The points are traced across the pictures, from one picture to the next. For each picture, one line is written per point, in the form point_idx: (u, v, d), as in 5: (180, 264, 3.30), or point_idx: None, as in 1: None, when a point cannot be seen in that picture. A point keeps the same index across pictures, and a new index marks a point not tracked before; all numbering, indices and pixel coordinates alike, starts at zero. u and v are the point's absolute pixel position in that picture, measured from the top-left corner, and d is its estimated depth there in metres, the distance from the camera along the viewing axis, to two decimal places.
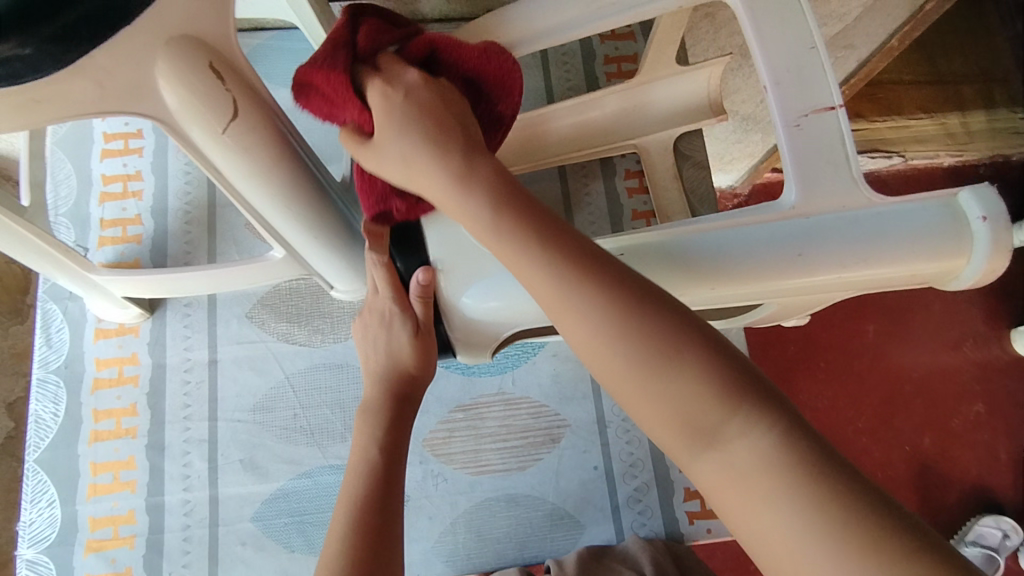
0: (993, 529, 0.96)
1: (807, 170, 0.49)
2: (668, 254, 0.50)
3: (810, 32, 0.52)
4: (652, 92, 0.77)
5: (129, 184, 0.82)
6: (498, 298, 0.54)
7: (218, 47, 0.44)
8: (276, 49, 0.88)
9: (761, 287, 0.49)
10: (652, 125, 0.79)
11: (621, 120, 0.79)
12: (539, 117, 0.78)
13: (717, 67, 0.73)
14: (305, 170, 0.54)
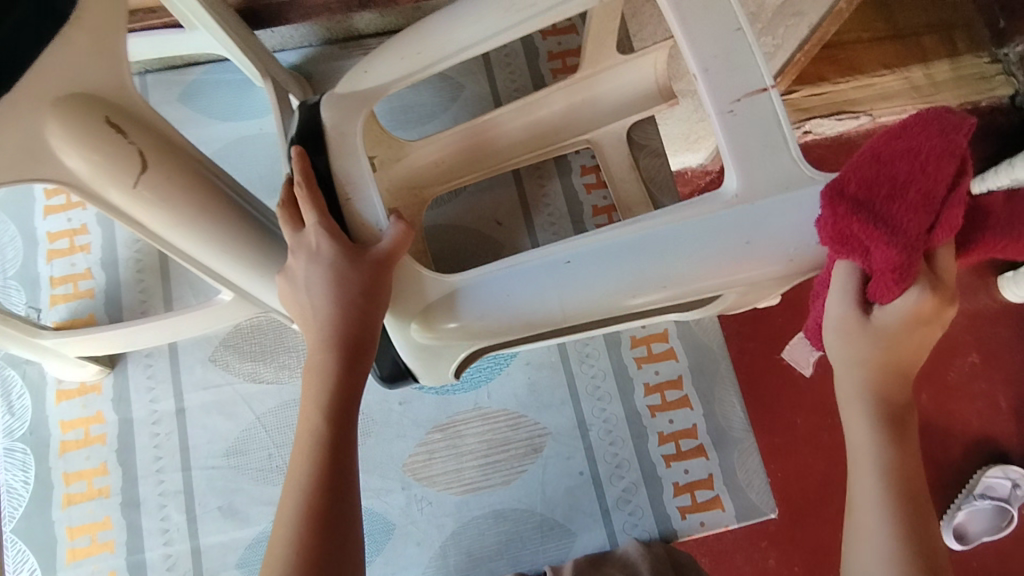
0: (1002, 479, 0.91)
1: (747, 158, 0.48)
2: (621, 257, 0.50)
3: (733, 13, 0.50)
4: (600, 85, 0.74)
5: (76, 239, 0.80)
6: (460, 315, 0.55)
7: (113, 101, 0.44)
8: (212, 83, 0.85)
9: (713, 280, 0.51)
10: (600, 118, 0.76)
11: (571, 119, 0.76)
12: (484, 123, 0.75)
13: (661, 53, 0.71)
14: (234, 210, 0.53)
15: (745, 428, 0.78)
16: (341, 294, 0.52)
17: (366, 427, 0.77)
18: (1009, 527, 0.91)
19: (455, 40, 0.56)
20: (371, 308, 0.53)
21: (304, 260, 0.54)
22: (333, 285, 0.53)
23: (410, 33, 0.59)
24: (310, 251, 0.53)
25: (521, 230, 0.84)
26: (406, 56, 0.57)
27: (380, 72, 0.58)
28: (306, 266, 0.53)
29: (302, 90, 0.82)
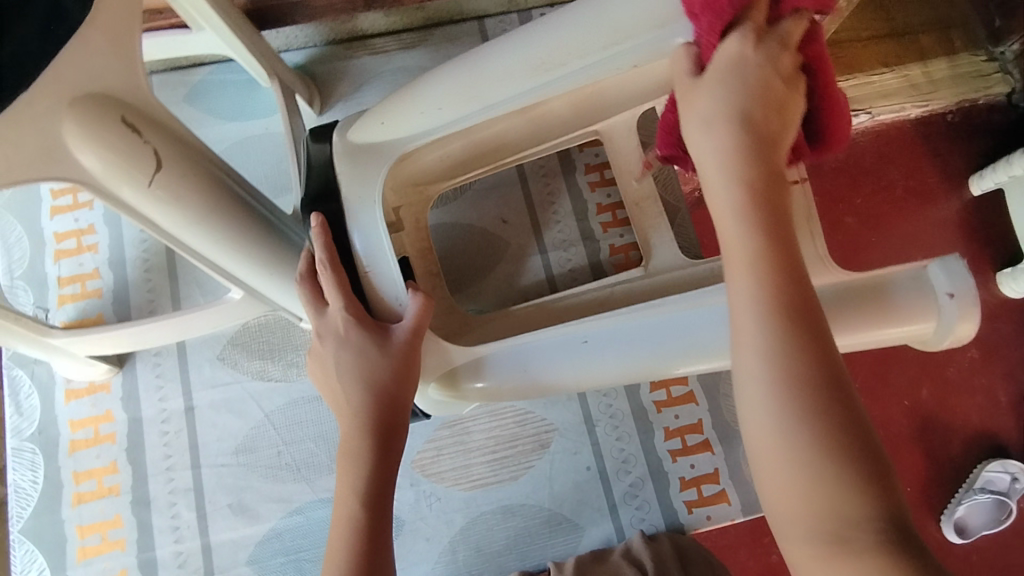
0: (1001, 473, 0.91)
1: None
2: (637, 338, 0.57)
3: None
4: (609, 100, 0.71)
5: (83, 238, 0.81)
6: (488, 376, 0.60)
7: (128, 100, 0.45)
8: (218, 83, 0.86)
9: (722, 359, 0.57)
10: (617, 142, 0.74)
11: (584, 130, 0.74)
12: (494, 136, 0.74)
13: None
14: (245, 208, 0.53)
15: None
16: (370, 374, 0.55)
17: None
18: (1009, 520, 0.91)
19: (474, 97, 0.56)
20: (396, 388, 0.56)
21: (332, 343, 0.57)
22: (358, 367, 0.55)
23: (425, 81, 0.58)
24: (337, 335, 0.56)
25: (526, 228, 0.84)
26: (426, 111, 0.57)
27: (399, 124, 0.58)
28: (335, 348, 0.57)
29: (308, 90, 0.83)
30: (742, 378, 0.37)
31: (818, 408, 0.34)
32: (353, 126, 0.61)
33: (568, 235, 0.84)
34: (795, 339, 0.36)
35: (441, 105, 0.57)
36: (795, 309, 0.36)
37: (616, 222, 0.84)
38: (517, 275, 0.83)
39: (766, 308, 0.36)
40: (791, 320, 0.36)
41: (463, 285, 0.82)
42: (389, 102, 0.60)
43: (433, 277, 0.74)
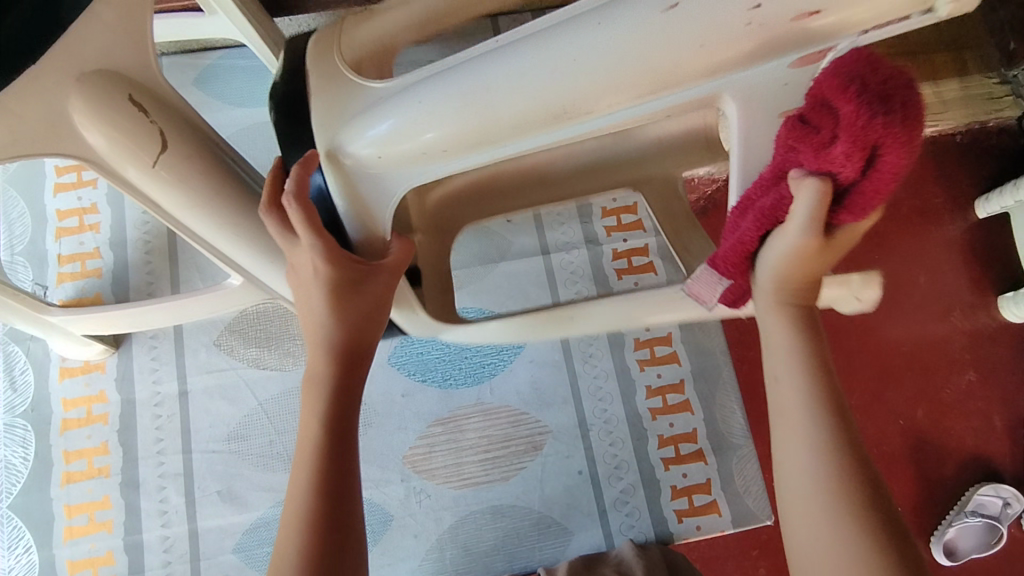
0: (993, 497, 0.91)
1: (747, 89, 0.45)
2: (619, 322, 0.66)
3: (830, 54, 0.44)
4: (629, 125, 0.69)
5: (86, 217, 0.80)
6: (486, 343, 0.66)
7: (136, 78, 0.44)
8: (227, 68, 0.86)
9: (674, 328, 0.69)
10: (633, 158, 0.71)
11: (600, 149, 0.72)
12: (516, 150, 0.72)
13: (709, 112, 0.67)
14: (252, 196, 0.53)
15: (745, 434, 0.78)
16: (339, 312, 0.54)
17: (367, 417, 0.77)
18: (998, 544, 0.90)
19: (481, 141, 0.47)
20: (360, 334, 0.56)
21: (304, 280, 0.54)
22: (328, 305, 0.53)
23: (414, 97, 0.47)
24: (311, 273, 0.53)
25: (529, 229, 0.84)
26: (427, 149, 0.48)
27: (394, 157, 0.48)
28: (306, 286, 0.54)
29: None
30: (790, 471, 0.43)
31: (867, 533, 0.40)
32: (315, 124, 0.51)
33: (572, 238, 0.84)
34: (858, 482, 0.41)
35: (446, 142, 0.47)
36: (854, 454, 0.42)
37: (619, 227, 0.83)
38: (517, 274, 0.82)
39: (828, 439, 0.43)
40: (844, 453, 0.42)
41: (464, 281, 0.82)
42: (385, 101, 0.48)
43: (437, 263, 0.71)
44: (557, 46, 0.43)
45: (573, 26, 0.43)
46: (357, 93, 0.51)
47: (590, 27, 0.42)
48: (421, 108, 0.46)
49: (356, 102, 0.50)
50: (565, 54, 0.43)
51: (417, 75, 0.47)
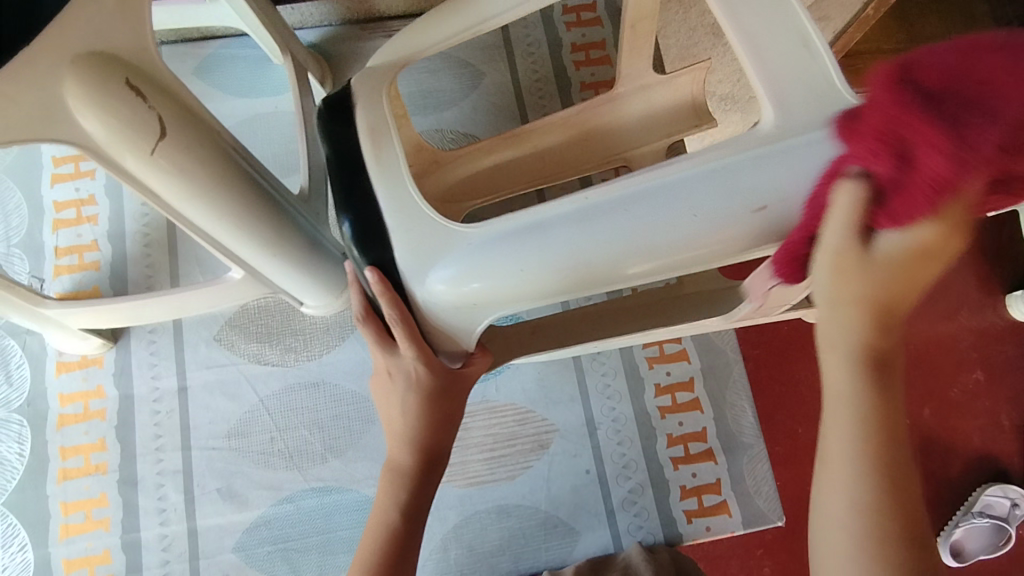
0: (1001, 497, 0.89)
1: (783, 88, 0.45)
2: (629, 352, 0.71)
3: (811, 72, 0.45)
4: (638, 100, 0.70)
5: (83, 209, 0.79)
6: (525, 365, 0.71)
7: (134, 61, 0.43)
8: (229, 57, 0.84)
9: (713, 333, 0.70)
10: (644, 134, 0.71)
11: (611, 133, 0.71)
12: (525, 133, 0.71)
13: (698, 73, 0.69)
14: (249, 183, 0.52)
15: (756, 434, 0.76)
16: (428, 415, 0.58)
17: (370, 414, 0.75)
18: (1006, 546, 0.89)
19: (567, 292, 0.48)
20: (445, 430, 0.60)
21: (401, 386, 0.58)
22: (419, 408, 0.58)
23: (502, 256, 0.47)
24: (408, 377, 0.57)
25: None
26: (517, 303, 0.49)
27: (468, 303, 0.49)
28: (397, 389, 0.58)
29: (321, 70, 0.81)
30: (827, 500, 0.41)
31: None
32: (405, 272, 0.50)
33: None
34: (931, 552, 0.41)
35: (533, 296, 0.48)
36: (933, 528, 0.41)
37: None
38: None
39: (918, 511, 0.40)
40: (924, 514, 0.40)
41: None
42: (473, 254, 0.48)
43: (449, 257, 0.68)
44: (655, 223, 0.44)
45: (676, 207, 0.44)
46: (439, 233, 0.49)
47: (687, 214, 0.44)
48: (521, 273, 0.47)
49: (439, 245, 0.49)
50: (666, 228, 0.44)
51: (508, 223, 0.47)
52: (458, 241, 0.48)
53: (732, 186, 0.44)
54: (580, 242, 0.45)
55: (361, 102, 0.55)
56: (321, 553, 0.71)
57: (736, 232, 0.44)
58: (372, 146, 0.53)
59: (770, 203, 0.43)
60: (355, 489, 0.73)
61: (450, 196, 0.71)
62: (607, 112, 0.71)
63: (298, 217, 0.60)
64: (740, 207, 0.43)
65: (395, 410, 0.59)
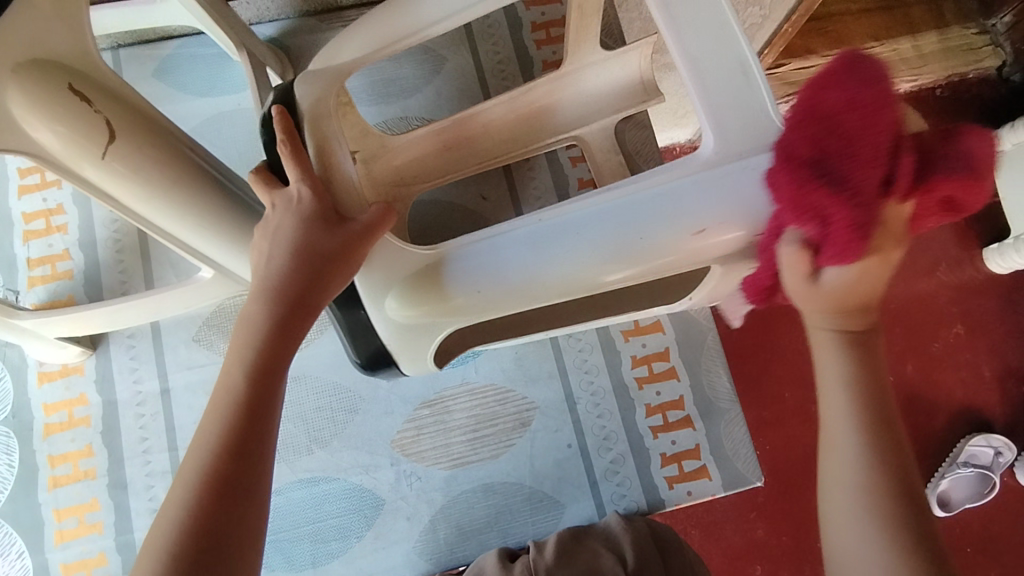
0: (985, 447, 0.86)
1: (721, 111, 0.47)
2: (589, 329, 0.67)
3: (743, 53, 0.48)
4: (586, 77, 0.70)
5: (53, 219, 0.79)
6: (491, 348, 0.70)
7: (79, 67, 0.44)
8: (187, 57, 0.83)
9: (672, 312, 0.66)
10: (594, 113, 0.71)
11: (559, 112, 0.72)
12: (469, 114, 0.72)
13: (646, 49, 0.67)
14: (205, 179, 0.52)
15: (731, 398, 0.78)
16: (286, 327, 0.49)
17: (353, 404, 0.76)
18: (991, 494, 0.87)
19: (513, 305, 0.52)
20: (288, 344, 0.49)
21: (259, 293, 0.49)
22: (275, 312, 0.49)
23: (451, 277, 0.51)
24: (290, 205, 0.51)
25: (507, 204, 0.81)
26: (452, 319, 0.53)
27: (416, 322, 0.54)
28: (256, 298, 0.49)
29: (281, 64, 0.81)
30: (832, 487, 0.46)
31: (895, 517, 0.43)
32: (361, 289, 0.54)
33: None
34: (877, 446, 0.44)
35: (477, 312, 0.52)
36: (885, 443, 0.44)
37: None
38: None
39: (856, 411, 0.45)
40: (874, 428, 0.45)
41: None
42: (426, 273, 0.52)
43: None
44: (612, 239, 0.48)
45: (672, 220, 0.47)
46: (400, 252, 0.53)
47: (674, 228, 0.47)
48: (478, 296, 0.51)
49: (405, 263, 0.53)
50: (604, 247, 0.48)
51: (464, 239, 0.52)
52: (418, 262, 0.52)
53: (672, 213, 0.47)
54: (534, 265, 0.49)
55: (311, 123, 0.54)
56: (313, 543, 0.73)
57: (674, 253, 0.48)
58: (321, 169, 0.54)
59: (709, 226, 0.47)
60: (342, 478, 0.75)
61: (399, 180, 0.72)
62: (552, 90, 0.71)
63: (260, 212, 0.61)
64: (679, 231, 0.47)
65: (251, 330, 0.48)
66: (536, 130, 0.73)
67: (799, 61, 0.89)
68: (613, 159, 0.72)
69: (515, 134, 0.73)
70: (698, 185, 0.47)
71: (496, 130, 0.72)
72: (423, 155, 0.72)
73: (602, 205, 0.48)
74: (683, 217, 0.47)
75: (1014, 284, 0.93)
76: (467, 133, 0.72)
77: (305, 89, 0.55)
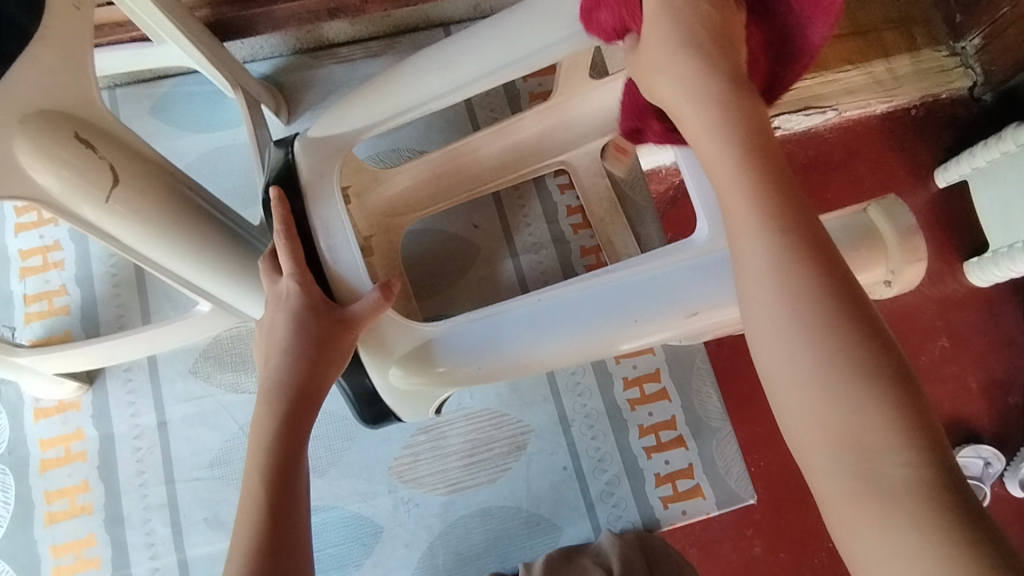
0: (975, 458, 0.88)
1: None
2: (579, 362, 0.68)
3: None
4: (572, 107, 0.73)
5: (49, 255, 0.80)
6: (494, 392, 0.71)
7: (81, 116, 0.45)
8: (183, 95, 0.85)
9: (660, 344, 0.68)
10: (583, 135, 0.76)
11: (548, 139, 0.75)
12: (461, 146, 0.74)
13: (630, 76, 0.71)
14: (203, 217, 0.54)
15: (722, 417, 0.80)
16: (293, 425, 0.54)
17: (350, 432, 0.77)
18: (983, 505, 0.88)
19: (516, 371, 0.57)
20: (287, 429, 0.53)
21: (266, 396, 0.54)
22: (280, 410, 0.54)
23: (463, 351, 0.55)
24: (279, 300, 0.54)
25: (498, 230, 0.83)
26: (462, 387, 0.58)
27: (422, 386, 0.57)
28: (264, 399, 0.54)
29: (275, 100, 0.83)
30: (832, 464, 0.35)
31: (911, 475, 0.33)
32: (368, 360, 0.57)
33: (539, 238, 0.83)
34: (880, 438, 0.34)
35: (487, 378, 0.57)
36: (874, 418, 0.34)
37: (585, 224, 0.83)
38: (486, 279, 0.82)
39: (806, 349, 0.36)
40: (843, 374, 0.35)
41: (424, 294, 0.80)
42: (433, 347, 0.55)
43: (408, 305, 0.71)
44: (610, 322, 0.54)
45: (671, 303, 0.53)
46: (407, 331, 0.56)
47: (673, 311, 0.53)
48: (479, 369, 0.56)
49: (412, 337, 0.56)
50: (614, 329, 0.54)
51: (469, 315, 0.55)
52: (421, 338, 0.55)
53: (669, 296, 0.53)
54: (537, 344, 0.54)
55: (311, 188, 0.56)
56: None
57: (669, 330, 0.55)
58: (315, 209, 0.56)
59: (700, 311, 0.53)
60: (341, 506, 0.75)
61: (391, 210, 0.74)
62: (543, 119, 0.74)
63: (258, 246, 0.63)
64: (676, 314, 0.53)
65: (261, 434, 0.53)
66: (529, 157, 0.76)
67: None
68: (598, 181, 0.79)
69: (508, 165, 0.76)
70: (693, 271, 0.53)
71: (489, 163, 0.75)
72: (415, 185, 0.74)
73: (604, 287, 0.53)
74: (681, 302, 0.53)
75: (992, 296, 0.95)
76: (460, 163, 0.75)
77: (309, 159, 0.57)
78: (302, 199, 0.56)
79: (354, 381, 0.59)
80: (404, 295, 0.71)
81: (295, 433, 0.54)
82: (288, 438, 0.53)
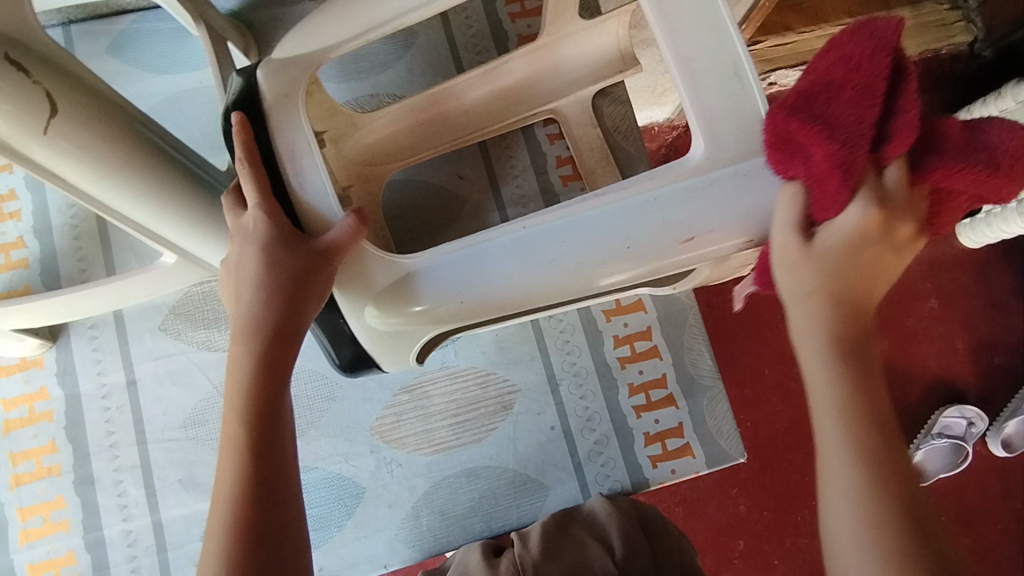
0: (959, 418, 0.86)
1: (708, 114, 0.47)
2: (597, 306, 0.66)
3: (739, 55, 0.47)
4: (563, 49, 0.68)
5: (5, 205, 0.75)
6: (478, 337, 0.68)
7: (11, 33, 0.40)
8: (144, 32, 0.79)
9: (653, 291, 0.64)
10: (574, 82, 0.70)
11: (538, 84, 0.70)
12: (444, 90, 0.69)
13: (625, 17, 0.67)
14: (156, 155, 0.50)
15: (714, 375, 0.78)
16: (269, 369, 0.50)
17: (330, 391, 0.74)
18: (965, 464, 0.86)
19: (501, 307, 0.52)
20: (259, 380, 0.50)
21: (238, 342, 0.51)
22: (257, 352, 0.50)
23: (443, 283, 0.51)
24: (247, 235, 0.51)
25: (483, 182, 0.79)
26: (443, 322, 0.53)
27: (402, 323, 0.54)
28: (236, 343, 0.51)
29: (243, 40, 0.75)
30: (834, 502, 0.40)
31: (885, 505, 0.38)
32: (342, 299, 0.53)
33: (527, 191, 0.79)
34: (879, 465, 0.39)
35: (469, 313, 0.52)
36: (877, 436, 0.40)
37: (576, 175, 0.79)
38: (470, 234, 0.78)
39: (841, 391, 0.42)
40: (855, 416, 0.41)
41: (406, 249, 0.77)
42: (411, 278, 0.51)
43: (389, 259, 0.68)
44: (594, 247, 0.49)
45: (662, 227, 0.48)
46: (380, 264, 0.52)
47: (667, 235, 0.48)
48: (460, 306, 0.52)
49: (387, 272, 0.52)
50: (602, 258, 0.49)
51: (450, 245, 0.51)
52: (399, 271, 0.51)
53: (660, 220, 0.48)
54: (520, 275, 0.50)
55: (278, 123, 0.52)
56: None
57: (662, 258, 0.49)
58: (284, 152, 0.51)
59: (697, 235, 0.48)
60: (321, 466, 0.73)
61: (370, 158, 0.69)
62: (531, 62, 0.69)
63: (219, 189, 0.58)
64: (670, 240, 0.48)
65: (235, 381, 0.50)
66: (517, 104, 0.71)
67: (776, 38, 0.89)
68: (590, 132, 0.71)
69: (496, 112, 0.71)
70: (688, 192, 0.48)
71: (476, 108, 0.70)
72: (397, 132, 0.70)
73: (586, 213, 0.49)
74: (675, 227, 0.48)
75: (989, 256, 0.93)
76: (443, 109, 0.70)
77: (271, 81, 0.52)
78: (269, 140, 0.52)
79: (328, 328, 0.56)
80: (385, 248, 0.67)
81: (270, 381, 0.50)
82: (262, 386, 0.50)
